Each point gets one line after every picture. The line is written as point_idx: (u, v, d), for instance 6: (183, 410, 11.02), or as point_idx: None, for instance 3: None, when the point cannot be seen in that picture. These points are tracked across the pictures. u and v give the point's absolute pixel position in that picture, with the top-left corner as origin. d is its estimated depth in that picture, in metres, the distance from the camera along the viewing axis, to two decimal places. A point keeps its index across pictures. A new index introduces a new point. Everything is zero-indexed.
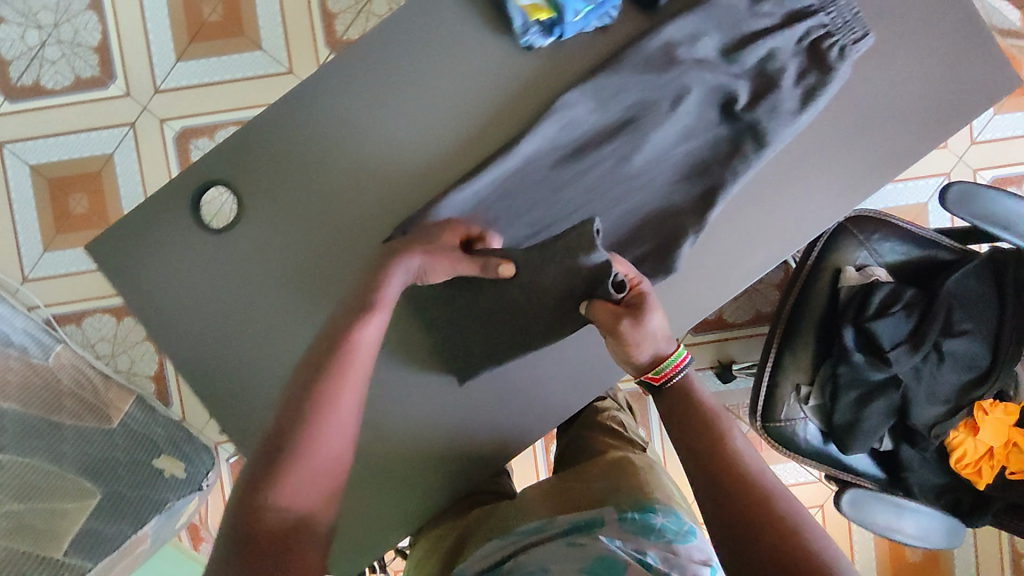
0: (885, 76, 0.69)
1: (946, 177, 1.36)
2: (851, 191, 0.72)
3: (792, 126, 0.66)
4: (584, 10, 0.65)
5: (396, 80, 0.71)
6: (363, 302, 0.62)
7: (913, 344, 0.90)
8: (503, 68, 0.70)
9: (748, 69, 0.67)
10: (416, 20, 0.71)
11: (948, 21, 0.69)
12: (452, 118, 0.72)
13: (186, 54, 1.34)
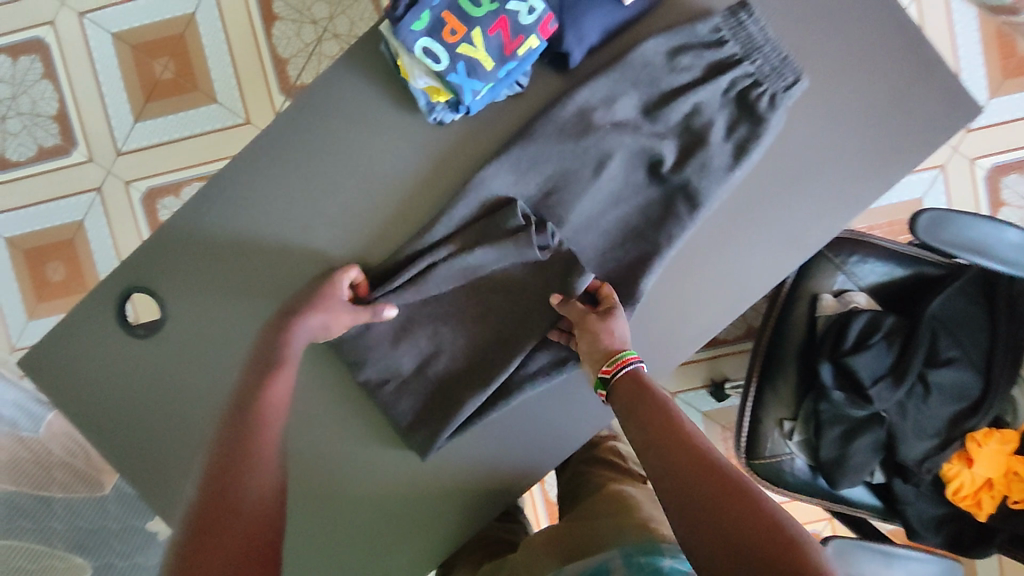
0: (814, 117, 0.70)
1: (941, 169, 1.27)
2: (795, 239, 0.70)
3: (724, 180, 0.68)
4: (486, 87, 0.61)
5: (312, 164, 0.70)
6: (267, 362, 0.62)
7: (895, 377, 0.85)
8: (421, 144, 0.70)
9: (673, 126, 0.70)
10: (326, 101, 0.69)
11: (873, 58, 0.70)
12: (376, 199, 0.71)
13: (144, 113, 1.32)
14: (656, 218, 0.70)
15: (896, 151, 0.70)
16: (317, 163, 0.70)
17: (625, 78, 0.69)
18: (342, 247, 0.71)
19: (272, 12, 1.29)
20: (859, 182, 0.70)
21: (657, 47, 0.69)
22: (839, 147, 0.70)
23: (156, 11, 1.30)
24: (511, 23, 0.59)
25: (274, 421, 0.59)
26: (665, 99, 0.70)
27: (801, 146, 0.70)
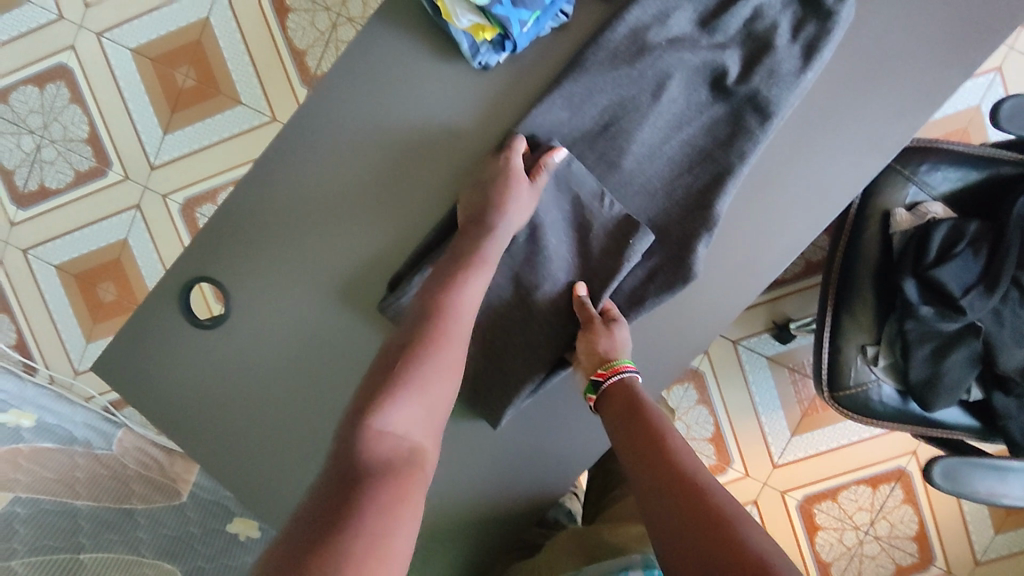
0: (877, 15, 0.66)
1: (996, 72, 1.20)
2: (873, 143, 0.67)
3: (794, 84, 0.65)
4: (532, 19, 0.60)
5: (357, 131, 0.68)
6: (462, 261, 0.61)
7: (987, 285, 0.80)
8: (466, 96, 0.68)
9: (733, 35, 0.66)
10: (364, 65, 0.67)
11: None
12: (427, 158, 0.69)
13: (172, 124, 1.32)
14: (725, 136, 0.67)
15: (966, 37, 0.66)
16: (363, 127, 0.68)
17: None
18: (398, 211, 0.69)
19: (285, 4, 1.28)
20: (930, 73, 0.66)
21: None
22: (905, 39, 0.66)
23: (171, 21, 1.30)
24: None
25: (466, 320, 0.59)
26: (721, 8, 0.66)
27: (868, 43, 0.66)
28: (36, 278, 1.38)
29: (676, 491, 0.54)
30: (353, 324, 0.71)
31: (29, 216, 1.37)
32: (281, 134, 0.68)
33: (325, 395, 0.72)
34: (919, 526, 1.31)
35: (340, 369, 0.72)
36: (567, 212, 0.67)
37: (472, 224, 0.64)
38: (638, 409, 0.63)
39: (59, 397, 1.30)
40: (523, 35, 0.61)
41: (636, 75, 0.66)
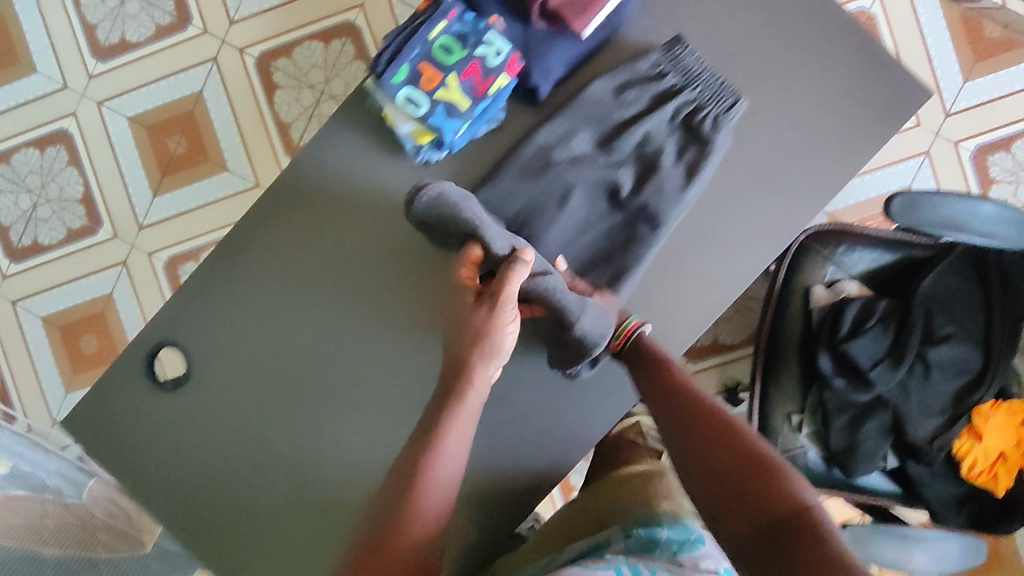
0: (771, 128, 0.74)
1: (925, 156, 1.30)
2: (766, 239, 0.75)
3: (675, 201, 0.72)
4: (465, 125, 0.66)
5: (308, 220, 0.77)
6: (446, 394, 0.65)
7: (894, 359, 0.87)
8: (406, 190, 0.76)
9: (627, 154, 0.75)
10: (316, 165, 0.77)
11: (822, 66, 0.74)
12: (369, 245, 0.77)
13: (161, 188, 1.42)
14: (615, 238, 0.75)
15: (855, 143, 0.74)
16: (323, 212, 0.77)
17: (579, 116, 0.74)
18: (349, 285, 0.77)
19: (272, 81, 1.38)
20: (820, 178, 0.75)
21: (604, 85, 0.74)
22: (804, 142, 0.74)
23: (167, 93, 1.40)
24: (481, 68, 0.64)
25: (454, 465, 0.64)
26: (617, 132, 0.75)
27: (770, 152, 0.74)
28: (23, 330, 1.44)
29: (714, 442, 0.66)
30: (305, 388, 0.77)
31: (20, 269, 1.44)
32: (252, 216, 0.77)
33: (275, 455, 0.77)
34: None
35: (285, 430, 0.77)
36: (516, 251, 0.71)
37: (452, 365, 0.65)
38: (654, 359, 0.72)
39: (35, 447, 1.35)
40: (458, 138, 0.67)
41: (544, 183, 0.74)
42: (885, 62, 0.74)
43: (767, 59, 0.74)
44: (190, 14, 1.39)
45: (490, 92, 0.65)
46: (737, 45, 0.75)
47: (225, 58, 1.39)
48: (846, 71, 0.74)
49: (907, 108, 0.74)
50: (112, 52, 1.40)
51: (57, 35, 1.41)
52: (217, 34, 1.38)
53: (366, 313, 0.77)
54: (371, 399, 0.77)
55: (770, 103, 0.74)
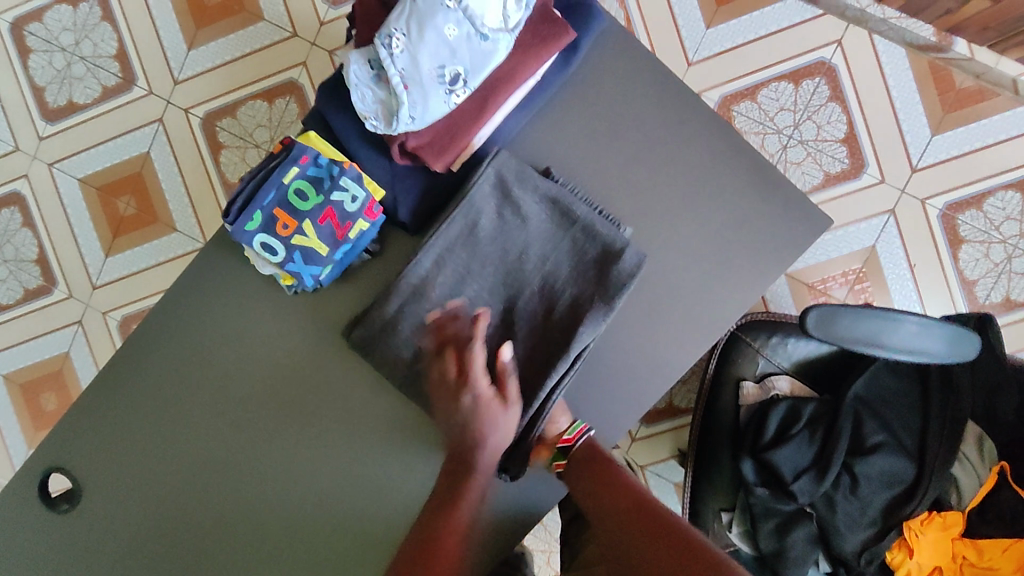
0: (666, 247, 0.69)
1: (890, 214, 1.22)
2: (660, 367, 0.70)
3: (553, 351, 0.66)
4: (329, 267, 0.64)
5: (196, 342, 0.75)
6: (454, 476, 0.64)
7: (819, 470, 0.82)
8: (290, 312, 0.74)
9: (511, 290, 0.68)
10: (201, 288, 0.75)
11: (718, 181, 0.69)
12: (255, 366, 0.75)
13: (113, 248, 1.42)
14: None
15: (754, 263, 0.70)
16: (207, 331, 0.75)
17: (452, 251, 0.66)
18: (236, 408, 0.75)
19: (217, 141, 1.37)
20: (719, 301, 0.69)
21: (479, 217, 0.66)
22: (701, 263, 0.70)
23: (115, 153, 1.40)
24: (338, 212, 0.61)
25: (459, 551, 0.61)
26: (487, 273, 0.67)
27: (665, 274, 0.70)
28: None
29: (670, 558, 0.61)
30: (191, 512, 0.75)
31: None
32: (137, 336, 0.75)
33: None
34: None
35: (174, 556, 0.75)
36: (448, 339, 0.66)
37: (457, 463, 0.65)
38: (598, 465, 0.67)
39: None
40: (325, 278, 0.65)
41: (415, 328, 0.67)
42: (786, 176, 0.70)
43: (660, 172, 0.69)
44: (135, 75, 1.39)
45: (350, 235, 0.63)
46: (628, 160, 0.69)
47: (169, 118, 1.38)
48: (745, 186, 0.69)
49: (809, 224, 0.70)
50: (61, 113, 1.42)
51: (9, 97, 1.43)
52: (162, 94, 1.38)
53: (253, 436, 0.75)
54: (258, 524, 0.75)
55: (665, 221, 0.69)
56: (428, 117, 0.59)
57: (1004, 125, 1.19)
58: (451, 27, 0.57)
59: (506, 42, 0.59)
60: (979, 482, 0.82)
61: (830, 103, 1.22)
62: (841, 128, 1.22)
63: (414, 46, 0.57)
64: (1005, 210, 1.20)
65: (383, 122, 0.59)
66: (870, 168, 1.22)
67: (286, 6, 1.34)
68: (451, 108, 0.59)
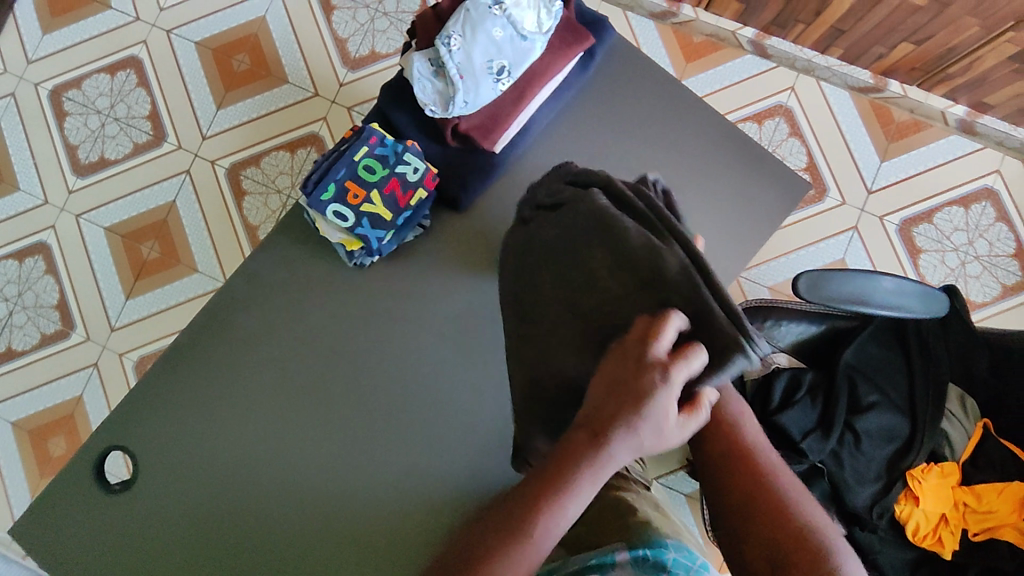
0: None
1: (854, 230, 1.38)
2: None
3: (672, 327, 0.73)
4: (390, 234, 0.73)
5: (254, 323, 0.82)
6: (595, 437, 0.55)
7: (823, 430, 0.91)
8: (343, 291, 0.83)
9: None
10: (261, 273, 0.83)
11: (713, 162, 0.84)
12: (311, 341, 0.82)
13: (134, 291, 1.48)
14: None
15: (747, 231, 0.83)
16: (266, 311, 0.82)
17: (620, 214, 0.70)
18: (293, 381, 0.82)
19: (242, 188, 1.48)
20: (720, 263, 0.83)
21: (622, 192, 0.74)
22: (706, 232, 0.83)
23: (143, 203, 1.50)
24: (401, 182, 0.72)
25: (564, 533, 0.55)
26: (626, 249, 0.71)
27: None
28: None
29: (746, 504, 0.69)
30: (250, 482, 0.80)
31: None
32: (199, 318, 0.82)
33: (221, 550, 0.78)
34: None
35: (228, 528, 0.79)
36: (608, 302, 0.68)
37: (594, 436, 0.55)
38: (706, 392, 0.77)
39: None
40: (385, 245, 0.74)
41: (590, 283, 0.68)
42: (768, 157, 0.85)
43: (667, 154, 0.84)
44: (166, 132, 1.52)
45: (411, 202, 0.73)
46: (644, 150, 0.84)
47: (197, 169, 1.50)
48: (736, 165, 0.84)
49: (789, 195, 0.84)
50: (91, 168, 1.52)
51: (42, 155, 1.53)
52: (191, 148, 1.51)
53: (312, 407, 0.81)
54: (315, 490, 0.79)
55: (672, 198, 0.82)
56: (479, 103, 0.72)
57: (942, 150, 1.38)
58: (497, 30, 0.71)
59: (541, 42, 0.72)
60: (967, 435, 0.92)
61: (790, 138, 1.41)
62: (803, 159, 1.40)
63: (468, 44, 0.70)
64: (952, 222, 1.37)
65: (440, 107, 0.72)
66: (831, 192, 1.39)
67: (308, 70, 1.51)
68: (497, 95, 0.72)
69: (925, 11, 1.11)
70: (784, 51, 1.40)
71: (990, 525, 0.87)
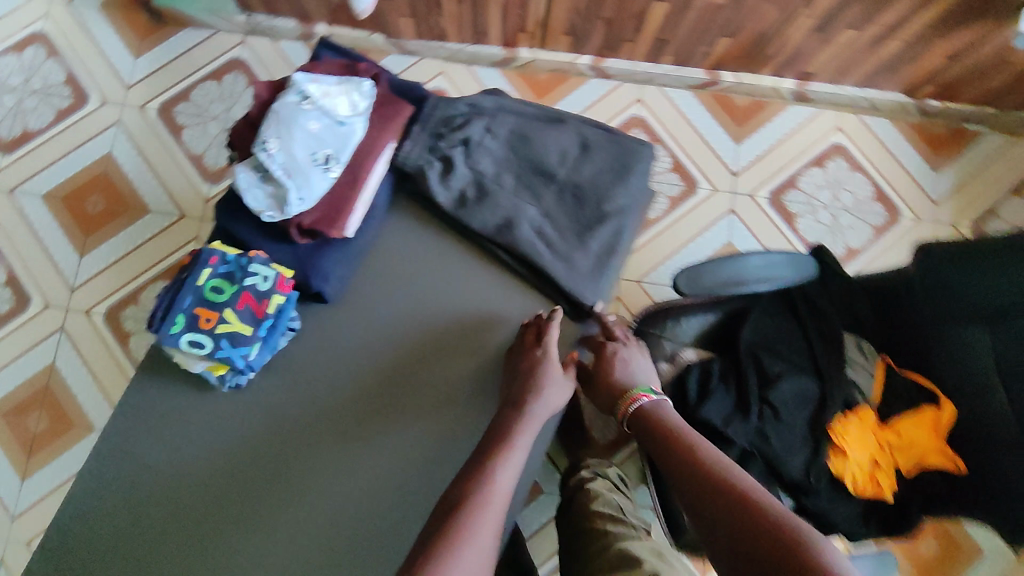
0: (526, 190, 0.91)
1: (731, 212, 1.43)
2: (569, 279, 0.88)
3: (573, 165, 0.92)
4: (254, 349, 0.81)
5: (164, 471, 0.82)
6: (497, 444, 0.77)
7: (743, 411, 0.89)
8: (247, 410, 0.84)
9: (527, 143, 0.93)
10: (161, 413, 0.84)
11: (536, 129, 0.94)
12: (225, 464, 0.83)
13: (28, 470, 1.34)
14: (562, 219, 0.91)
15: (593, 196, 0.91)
16: (179, 447, 0.83)
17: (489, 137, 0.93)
18: (223, 515, 0.81)
19: (125, 331, 1.40)
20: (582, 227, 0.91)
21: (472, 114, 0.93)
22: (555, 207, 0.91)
23: (18, 374, 1.39)
24: (253, 293, 0.80)
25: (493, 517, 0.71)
26: (510, 140, 0.93)
27: (539, 216, 0.90)
28: None
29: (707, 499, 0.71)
30: None
31: None
32: (124, 480, 0.82)
33: None
34: None
35: None
36: (525, 193, 0.91)
37: (493, 435, 0.78)
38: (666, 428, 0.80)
39: None
40: (253, 359, 0.81)
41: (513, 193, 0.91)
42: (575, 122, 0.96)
43: (498, 131, 0.93)
44: (29, 294, 1.42)
45: (268, 310, 0.81)
46: (486, 144, 0.92)
47: (72, 324, 1.40)
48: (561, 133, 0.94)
49: (623, 154, 0.94)
50: None
51: None
52: (60, 304, 1.41)
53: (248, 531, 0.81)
54: None
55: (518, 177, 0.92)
56: (314, 194, 0.80)
57: (785, 123, 1.47)
58: (313, 124, 0.81)
59: (360, 122, 0.84)
60: (871, 376, 0.94)
61: (651, 145, 1.47)
62: (668, 161, 1.46)
63: (289, 147, 0.80)
64: (814, 183, 1.45)
65: (277, 208, 0.80)
66: (701, 183, 1.45)
67: (169, 194, 1.46)
68: (330, 182, 0.82)
69: (726, 8, 1.20)
70: (622, 69, 1.47)
71: (916, 454, 0.88)
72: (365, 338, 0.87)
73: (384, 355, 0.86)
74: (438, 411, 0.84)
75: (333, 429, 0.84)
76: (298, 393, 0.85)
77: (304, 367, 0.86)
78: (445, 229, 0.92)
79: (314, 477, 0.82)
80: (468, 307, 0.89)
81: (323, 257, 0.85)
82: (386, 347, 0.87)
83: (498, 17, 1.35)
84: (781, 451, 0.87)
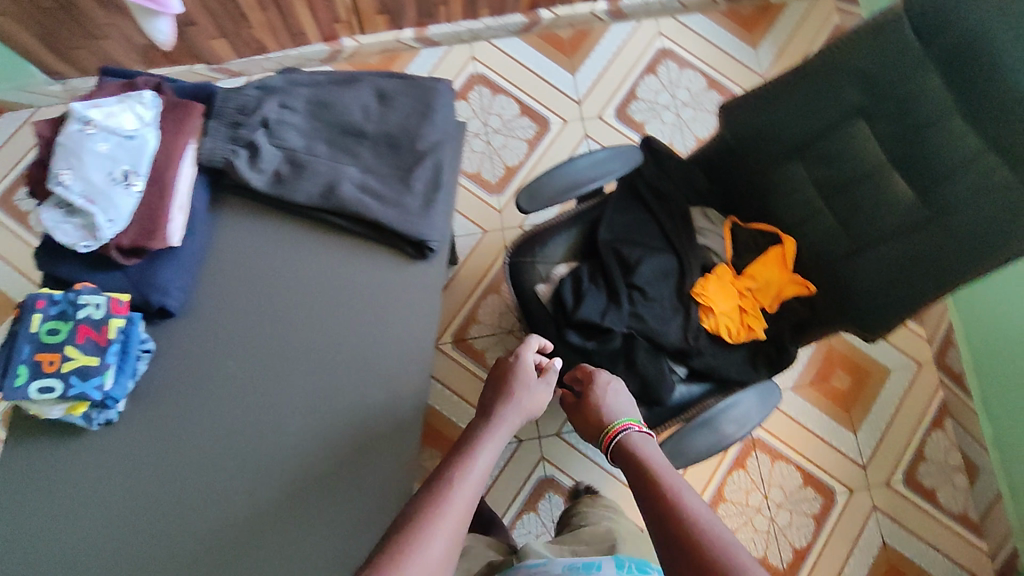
0: (335, 153, 0.88)
1: (587, 137, 1.49)
2: (399, 221, 0.84)
3: (376, 117, 0.90)
4: (110, 378, 0.75)
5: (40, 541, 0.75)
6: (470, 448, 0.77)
7: (615, 301, 0.95)
8: (114, 452, 0.77)
9: (325, 106, 0.90)
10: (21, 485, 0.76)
11: (330, 91, 0.91)
12: (104, 513, 0.75)
13: None
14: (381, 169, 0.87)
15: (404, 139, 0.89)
16: (49, 514, 0.75)
17: (284, 110, 0.88)
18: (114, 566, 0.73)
19: None
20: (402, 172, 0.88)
21: (259, 93, 0.89)
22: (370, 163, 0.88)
23: None
24: (91, 324, 0.75)
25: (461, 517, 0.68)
26: (306, 108, 0.89)
27: (355, 173, 0.86)
28: None
29: (657, 493, 0.69)
30: None
31: None
32: None
33: None
34: (800, 472, 1.29)
35: None
36: (335, 154, 0.88)
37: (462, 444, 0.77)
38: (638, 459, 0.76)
39: None
40: (114, 390, 0.76)
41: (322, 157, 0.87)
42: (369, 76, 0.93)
43: (292, 104, 0.89)
44: None
45: (111, 336, 0.76)
46: (282, 118, 0.88)
47: None
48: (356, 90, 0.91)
49: (424, 94, 0.92)
50: None
51: None
52: None
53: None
54: None
55: (326, 142, 0.88)
56: (124, 213, 0.76)
57: (611, 41, 1.55)
58: (101, 144, 0.76)
59: (152, 132, 0.80)
60: (721, 237, 1.02)
61: (496, 95, 1.51)
62: (515, 106, 1.50)
63: (81, 171, 0.75)
64: (652, 89, 1.52)
65: (91, 238, 0.76)
66: (552, 118, 1.50)
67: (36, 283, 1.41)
68: (137, 197, 0.77)
69: None
70: (445, 32, 1.51)
71: (774, 291, 0.96)
72: (221, 336, 0.83)
73: (253, 351, 0.82)
74: (323, 389, 0.80)
75: (214, 438, 0.78)
76: (166, 416, 0.79)
77: (163, 387, 0.80)
78: (270, 211, 0.88)
79: (204, 495, 0.76)
80: (322, 282, 0.85)
81: (156, 271, 0.80)
82: (245, 339, 0.83)
83: (309, 14, 1.36)
84: (657, 324, 0.95)
